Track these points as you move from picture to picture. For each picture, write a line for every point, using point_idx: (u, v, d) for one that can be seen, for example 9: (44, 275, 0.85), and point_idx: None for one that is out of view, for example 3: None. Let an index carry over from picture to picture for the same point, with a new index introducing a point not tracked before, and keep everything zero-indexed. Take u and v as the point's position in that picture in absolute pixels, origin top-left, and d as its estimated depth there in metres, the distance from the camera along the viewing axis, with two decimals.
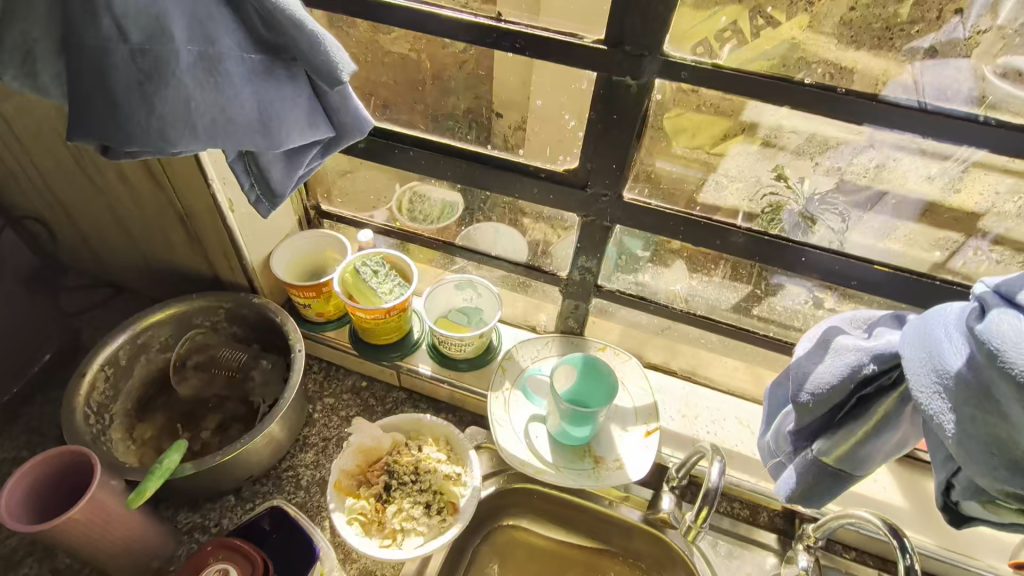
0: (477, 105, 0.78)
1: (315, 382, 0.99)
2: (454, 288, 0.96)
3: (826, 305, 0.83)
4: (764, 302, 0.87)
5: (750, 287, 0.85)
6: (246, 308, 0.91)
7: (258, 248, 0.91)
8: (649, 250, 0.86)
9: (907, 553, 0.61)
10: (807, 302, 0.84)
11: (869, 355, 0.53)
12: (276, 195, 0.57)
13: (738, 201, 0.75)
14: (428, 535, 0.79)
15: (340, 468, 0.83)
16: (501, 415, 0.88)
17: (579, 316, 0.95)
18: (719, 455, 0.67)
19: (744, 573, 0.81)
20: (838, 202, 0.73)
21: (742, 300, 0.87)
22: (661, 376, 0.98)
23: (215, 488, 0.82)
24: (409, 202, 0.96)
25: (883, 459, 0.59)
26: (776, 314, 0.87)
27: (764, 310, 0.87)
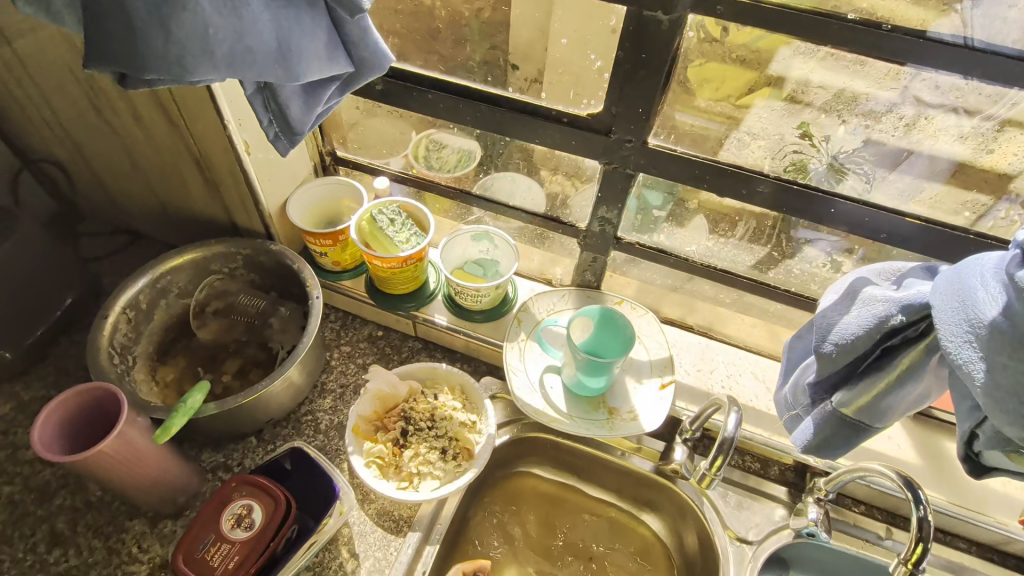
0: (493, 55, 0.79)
1: (333, 331, 0.99)
2: (470, 238, 0.95)
3: (844, 268, 0.83)
4: (783, 265, 0.87)
5: (767, 249, 0.86)
6: (263, 255, 0.91)
7: (275, 194, 0.90)
8: (665, 211, 0.86)
9: (921, 505, 0.61)
10: (823, 265, 0.85)
11: (899, 305, 0.52)
12: (295, 133, 0.57)
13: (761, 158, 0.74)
14: (444, 478, 0.81)
15: (358, 414, 0.84)
16: (517, 364, 0.88)
17: (596, 269, 0.94)
18: (736, 407, 0.67)
19: (753, 523, 0.83)
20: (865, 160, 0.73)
21: (762, 259, 0.87)
22: (677, 331, 0.97)
23: (236, 429, 0.83)
24: (425, 148, 0.94)
25: (904, 411, 0.58)
26: (792, 279, 0.87)
27: (781, 273, 0.87)
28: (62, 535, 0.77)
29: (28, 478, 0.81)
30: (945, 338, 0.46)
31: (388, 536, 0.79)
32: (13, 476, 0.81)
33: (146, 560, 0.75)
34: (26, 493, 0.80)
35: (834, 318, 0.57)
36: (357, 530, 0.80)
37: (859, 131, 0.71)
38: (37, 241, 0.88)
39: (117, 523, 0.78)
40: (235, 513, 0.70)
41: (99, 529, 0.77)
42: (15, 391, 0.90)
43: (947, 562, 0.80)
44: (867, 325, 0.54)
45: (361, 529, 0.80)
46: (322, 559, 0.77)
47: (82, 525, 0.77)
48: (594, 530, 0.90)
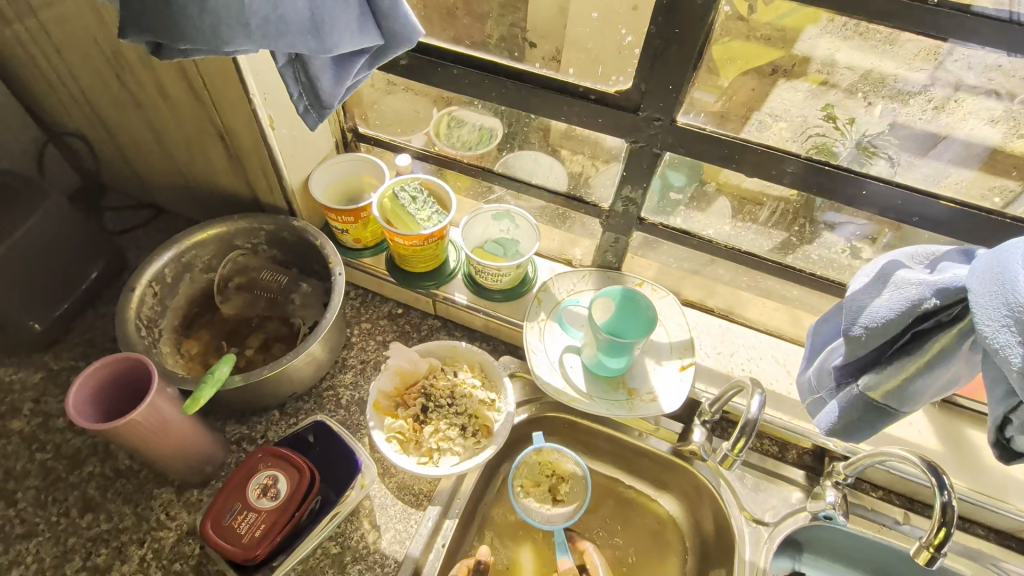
0: (511, 33, 0.78)
1: (353, 308, 1.00)
2: (491, 217, 0.95)
3: (863, 255, 0.83)
4: (804, 249, 0.86)
5: (785, 234, 0.86)
6: (285, 231, 0.91)
7: (297, 170, 0.90)
8: (682, 195, 0.86)
9: (945, 490, 0.61)
10: (842, 251, 0.84)
11: (933, 288, 0.51)
12: (324, 105, 0.57)
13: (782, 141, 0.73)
14: (463, 454, 0.82)
15: (379, 389, 0.85)
16: (537, 343, 0.89)
17: (617, 250, 0.94)
18: (759, 389, 0.67)
19: (770, 505, 0.83)
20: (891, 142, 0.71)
21: (785, 242, 0.86)
22: (698, 314, 0.96)
23: (261, 402, 0.85)
24: (447, 126, 0.94)
25: (932, 397, 0.58)
26: (810, 265, 0.86)
27: (800, 259, 0.87)
28: (93, 501, 0.79)
29: (60, 446, 0.83)
30: (981, 322, 0.45)
31: (408, 509, 0.80)
32: (44, 443, 0.84)
33: (174, 526, 0.77)
34: (58, 459, 0.82)
35: (864, 301, 0.57)
36: (377, 502, 0.81)
37: (888, 114, 0.70)
38: (64, 214, 0.89)
39: (145, 491, 0.80)
40: (261, 483, 0.71)
41: (128, 496, 0.79)
42: (44, 361, 0.92)
43: (966, 548, 0.79)
44: (899, 308, 0.53)
45: (382, 502, 0.81)
46: (344, 530, 0.78)
47: (112, 491, 0.79)
48: (609, 509, 0.92)
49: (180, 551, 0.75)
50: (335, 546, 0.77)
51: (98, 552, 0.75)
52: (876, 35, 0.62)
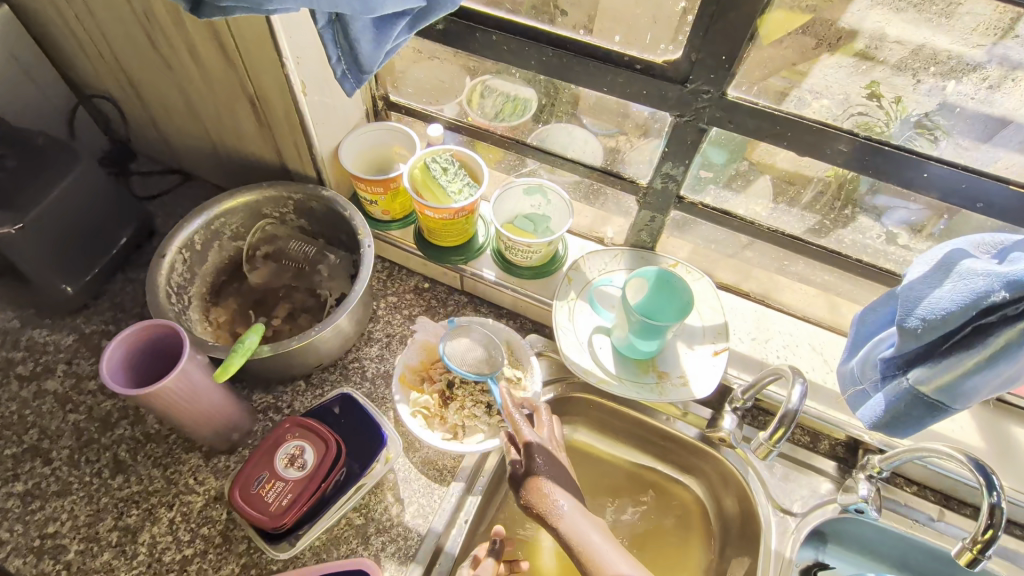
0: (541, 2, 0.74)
1: (379, 281, 0.99)
2: (522, 191, 0.92)
3: (901, 241, 0.79)
4: (838, 232, 0.82)
5: (813, 217, 0.82)
6: (314, 200, 0.90)
7: (327, 137, 0.88)
8: (711, 173, 0.82)
9: (994, 491, 0.58)
10: (880, 237, 0.80)
11: (1003, 281, 0.48)
12: (362, 70, 0.55)
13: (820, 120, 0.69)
14: (488, 432, 0.82)
15: (405, 363, 0.85)
16: (566, 322, 0.86)
17: (653, 229, 0.90)
18: (800, 379, 0.64)
19: (799, 496, 0.81)
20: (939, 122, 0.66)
21: (824, 225, 0.82)
22: (733, 298, 0.93)
23: (288, 371, 0.85)
24: (481, 95, 0.91)
25: (987, 395, 0.55)
26: (844, 249, 0.83)
27: (832, 243, 0.83)
28: (124, 463, 0.80)
29: (92, 408, 0.85)
30: None
31: (432, 484, 0.80)
32: (77, 405, 0.85)
33: (202, 491, 0.78)
34: (90, 421, 0.83)
35: (922, 291, 0.54)
36: (401, 476, 0.81)
37: (933, 91, 0.65)
38: (96, 178, 0.89)
39: (174, 456, 0.81)
40: (289, 452, 0.72)
41: (158, 460, 0.80)
42: (76, 325, 0.93)
43: (1005, 548, 0.77)
44: (962, 300, 0.50)
45: (406, 476, 0.81)
46: (368, 502, 0.78)
47: (142, 455, 0.81)
48: (632, 492, 0.92)
49: (207, 515, 0.77)
50: (359, 517, 0.77)
51: (128, 513, 0.76)
52: (933, 5, 0.59)
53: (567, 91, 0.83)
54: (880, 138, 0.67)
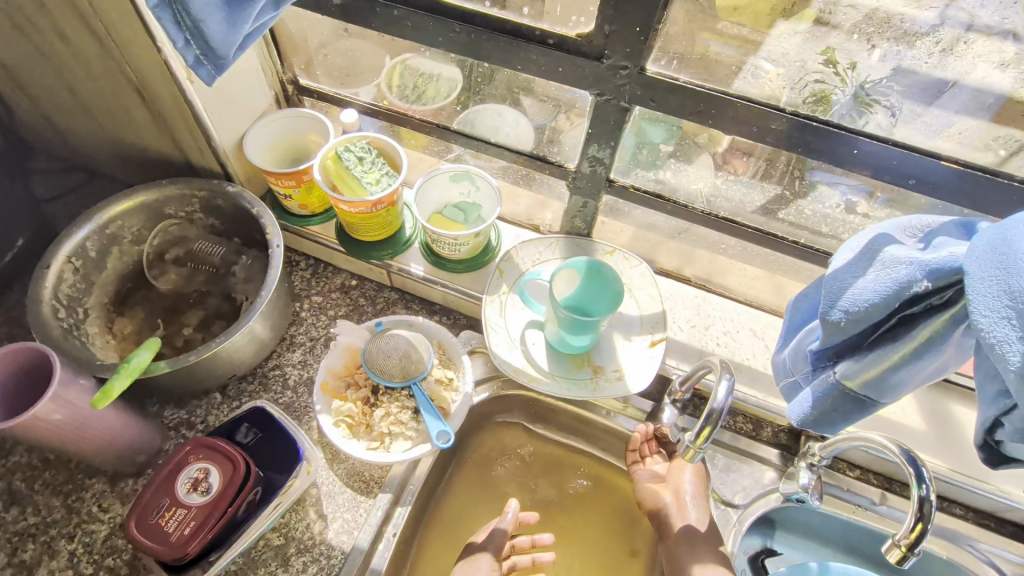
0: None
1: (302, 280, 0.93)
2: (448, 179, 0.86)
3: (863, 208, 0.73)
4: (794, 205, 0.78)
5: (778, 187, 0.77)
6: (220, 198, 0.83)
7: (228, 128, 0.81)
8: (671, 146, 0.76)
9: (923, 484, 0.56)
10: (839, 207, 0.76)
11: (925, 270, 0.44)
12: (219, 57, 0.48)
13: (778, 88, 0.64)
14: (416, 439, 0.77)
15: (327, 369, 0.80)
16: (496, 319, 0.82)
17: (587, 215, 0.85)
18: (728, 373, 0.61)
19: (740, 487, 0.79)
20: (893, 91, 0.63)
21: (770, 202, 0.78)
22: (672, 283, 0.89)
23: (199, 385, 0.79)
24: (401, 75, 0.85)
25: (914, 387, 0.52)
26: (803, 220, 0.78)
27: (793, 214, 0.78)
28: (20, 493, 0.74)
29: None
30: (978, 313, 0.39)
31: (357, 497, 0.76)
32: None
33: (107, 518, 0.73)
34: None
35: (846, 280, 0.50)
36: (325, 490, 0.77)
37: (889, 57, 0.61)
38: None
39: (76, 482, 0.75)
40: (191, 477, 0.67)
41: (58, 488, 0.74)
42: None
43: (942, 528, 0.76)
44: (885, 291, 0.46)
45: (330, 490, 0.77)
46: (288, 520, 0.74)
47: (40, 483, 0.75)
48: (576, 487, 0.88)
49: (112, 545, 0.71)
50: (278, 538, 0.73)
51: (24, 548, 0.71)
52: None
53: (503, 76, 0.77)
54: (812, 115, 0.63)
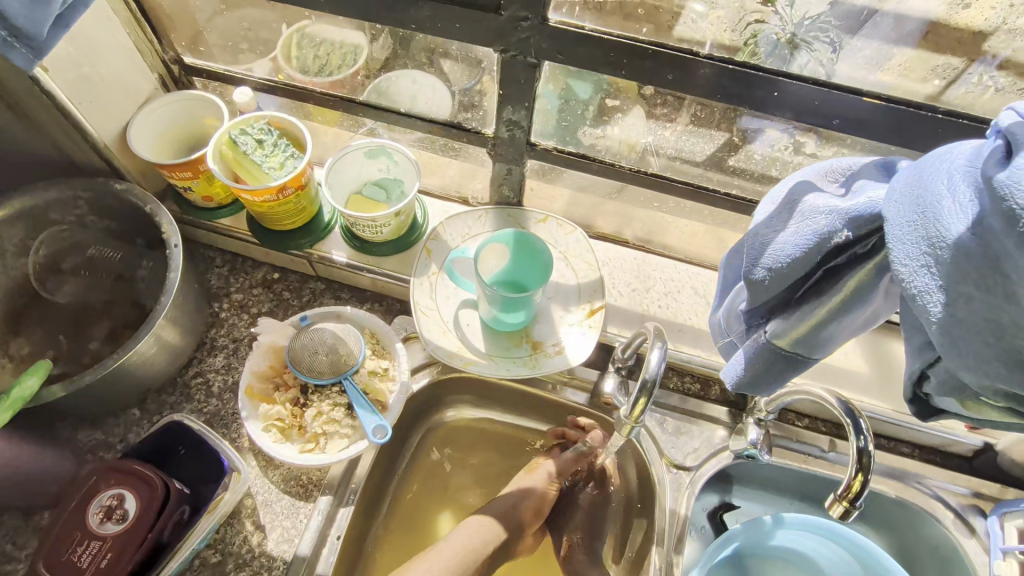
0: None
1: (220, 278, 0.86)
2: (363, 156, 0.79)
3: (807, 149, 0.68)
4: (742, 151, 0.73)
5: (727, 134, 0.72)
6: (109, 196, 0.75)
7: (104, 119, 0.72)
8: (616, 100, 0.71)
9: (861, 434, 0.55)
10: (783, 146, 0.70)
11: (845, 218, 0.41)
12: (33, 40, 0.49)
13: (717, 32, 0.60)
14: (352, 437, 0.73)
15: (251, 372, 0.74)
16: (426, 302, 0.78)
17: (513, 182, 0.80)
18: (660, 341, 0.58)
19: (691, 449, 0.77)
20: (831, 26, 0.58)
21: (718, 150, 0.73)
22: (610, 247, 0.86)
23: (111, 403, 0.73)
24: (298, 46, 0.78)
25: (846, 340, 0.49)
26: (752, 166, 0.73)
27: (741, 160, 0.74)
28: None
29: None
30: (898, 263, 0.36)
31: (295, 503, 0.72)
32: None
33: (24, 556, 0.68)
34: None
35: (768, 235, 0.46)
36: (261, 499, 0.72)
37: None
38: None
39: None
40: (104, 504, 0.62)
41: None
42: None
43: (889, 468, 0.76)
44: (806, 244, 0.43)
45: (267, 498, 0.72)
46: (223, 536, 0.70)
47: None
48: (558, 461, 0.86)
49: None
50: (214, 555, 0.69)
51: None
52: None
53: (419, 37, 0.70)
54: (746, 57, 0.58)
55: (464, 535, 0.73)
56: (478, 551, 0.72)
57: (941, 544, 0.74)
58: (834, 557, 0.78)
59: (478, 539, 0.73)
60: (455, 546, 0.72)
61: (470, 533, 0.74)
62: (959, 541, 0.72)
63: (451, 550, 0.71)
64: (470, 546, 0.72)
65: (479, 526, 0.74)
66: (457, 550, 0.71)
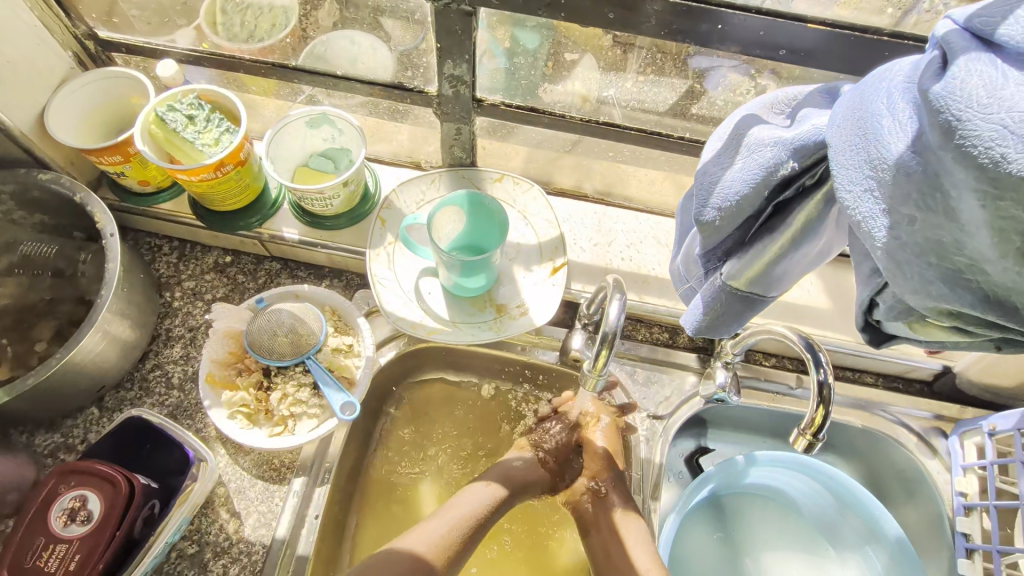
0: None
1: (168, 266, 0.83)
2: (304, 125, 0.75)
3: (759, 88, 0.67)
4: (703, 99, 0.71)
5: (686, 82, 0.70)
6: (35, 189, 0.71)
7: (17, 106, 0.67)
8: (572, 53, 0.69)
9: (821, 368, 0.56)
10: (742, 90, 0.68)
11: (790, 149, 0.40)
12: None
13: None
14: (321, 416, 0.72)
15: (210, 359, 0.72)
16: (384, 274, 0.75)
17: (464, 142, 0.77)
18: (620, 292, 0.57)
19: (662, 397, 0.78)
20: None
21: (679, 100, 0.72)
22: (570, 202, 0.84)
23: (65, 403, 0.70)
24: (223, 11, 0.74)
25: (800, 274, 0.49)
26: (716, 113, 0.71)
27: (704, 108, 0.72)
28: None
29: None
30: (842, 190, 0.35)
31: (269, 487, 0.71)
32: None
33: None
34: None
35: (716, 174, 0.45)
36: (234, 486, 0.71)
37: None
38: None
39: None
40: (66, 507, 0.60)
41: None
42: None
43: (854, 398, 0.78)
44: (753, 180, 0.42)
45: (239, 486, 0.71)
46: (198, 526, 0.69)
47: None
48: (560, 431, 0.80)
49: None
50: (191, 546, 0.68)
51: None
52: None
53: None
54: None
55: (471, 501, 0.71)
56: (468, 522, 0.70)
57: (907, 467, 0.77)
58: (809, 490, 0.81)
59: (484, 505, 0.71)
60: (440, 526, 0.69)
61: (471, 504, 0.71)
62: (921, 462, 0.75)
63: (452, 517, 0.70)
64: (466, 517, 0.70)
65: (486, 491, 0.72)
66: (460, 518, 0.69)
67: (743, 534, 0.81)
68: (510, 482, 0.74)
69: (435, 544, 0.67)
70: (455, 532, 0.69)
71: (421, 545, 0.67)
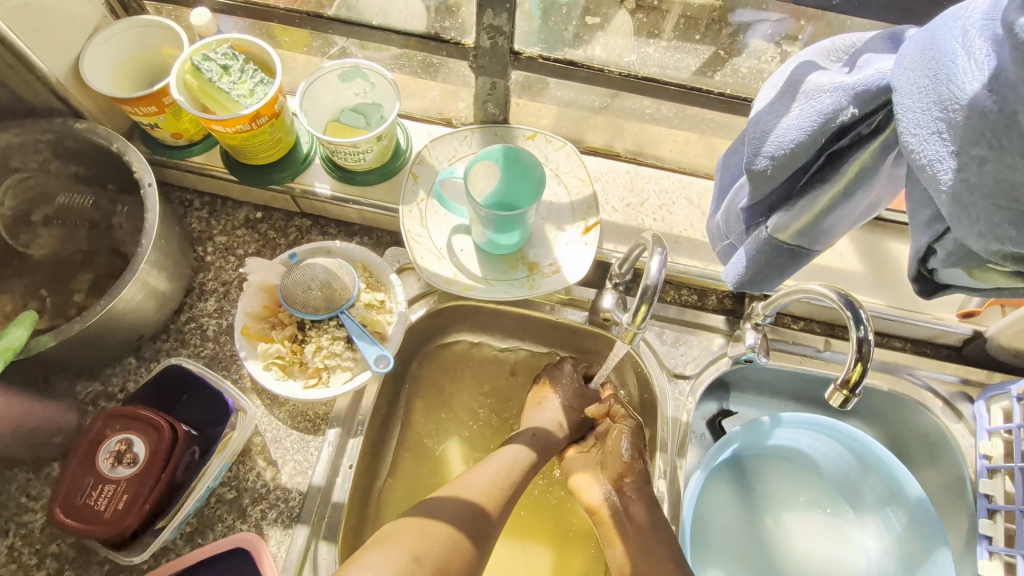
0: None
1: (200, 221, 0.83)
2: (337, 79, 0.75)
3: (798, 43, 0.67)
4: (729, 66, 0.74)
5: (712, 48, 0.73)
6: (72, 138, 0.71)
7: (53, 52, 0.67)
8: (596, 17, 0.74)
9: (861, 325, 0.56)
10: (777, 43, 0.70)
11: (851, 95, 0.39)
12: None
13: None
14: (354, 369, 0.73)
15: (245, 312, 0.72)
16: (418, 230, 0.76)
17: (498, 97, 0.76)
18: (660, 247, 0.58)
19: (689, 358, 0.78)
20: None
21: (703, 66, 0.73)
22: (601, 162, 0.83)
23: (105, 351, 0.72)
24: None
25: (847, 227, 0.49)
26: (740, 80, 0.72)
27: (729, 75, 0.73)
28: None
29: None
30: (907, 133, 0.34)
31: (304, 437, 0.73)
32: None
33: (40, 506, 0.68)
34: None
35: (769, 122, 0.45)
36: (270, 436, 0.73)
37: None
38: None
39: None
40: (113, 450, 0.62)
41: None
42: None
43: (883, 362, 0.78)
44: (810, 127, 0.41)
45: (275, 435, 0.73)
46: (238, 472, 0.71)
47: None
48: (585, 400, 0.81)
49: (53, 532, 0.67)
50: (230, 492, 0.70)
51: None
52: None
53: None
54: None
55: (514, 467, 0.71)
56: (514, 483, 0.70)
57: (932, 431, 0.78)
58: (830, 452, 0.82)
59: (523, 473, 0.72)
60: (484, 477, 0.69)
61: (510, 459, 0.72)
62: (947, 427, 0.75)
63: (499, 471, 0.70)
64: (512, 472, 0.71)
65: (521, 453, 0.73)
66: (503, 468, 0.70)
67: (763, 493, 0.83)
68: (539, 445, 0.75)
69: (484, 492, 0.67)
70: (507, 485, 0.69)
71: (472, 494, 0.66)
